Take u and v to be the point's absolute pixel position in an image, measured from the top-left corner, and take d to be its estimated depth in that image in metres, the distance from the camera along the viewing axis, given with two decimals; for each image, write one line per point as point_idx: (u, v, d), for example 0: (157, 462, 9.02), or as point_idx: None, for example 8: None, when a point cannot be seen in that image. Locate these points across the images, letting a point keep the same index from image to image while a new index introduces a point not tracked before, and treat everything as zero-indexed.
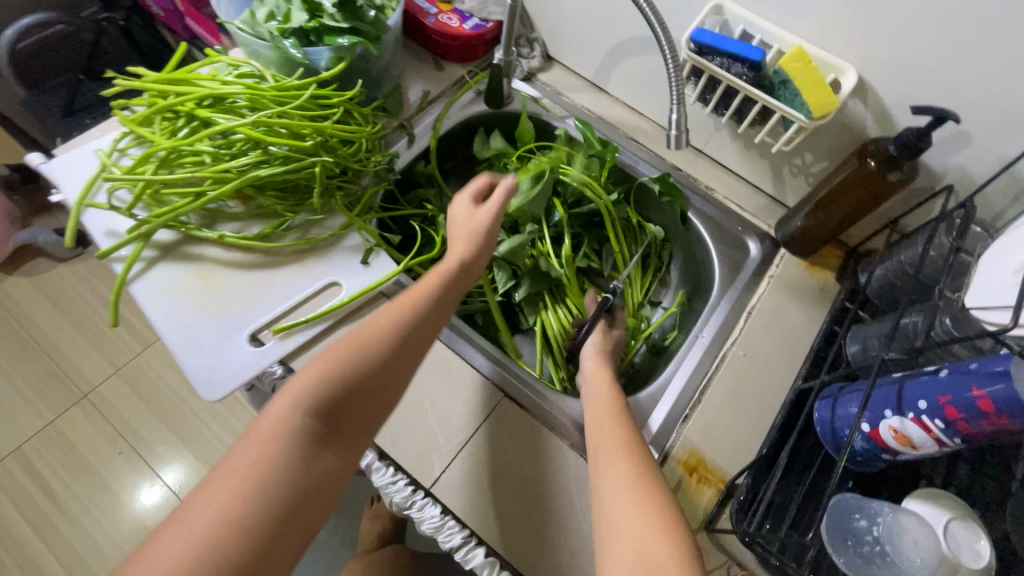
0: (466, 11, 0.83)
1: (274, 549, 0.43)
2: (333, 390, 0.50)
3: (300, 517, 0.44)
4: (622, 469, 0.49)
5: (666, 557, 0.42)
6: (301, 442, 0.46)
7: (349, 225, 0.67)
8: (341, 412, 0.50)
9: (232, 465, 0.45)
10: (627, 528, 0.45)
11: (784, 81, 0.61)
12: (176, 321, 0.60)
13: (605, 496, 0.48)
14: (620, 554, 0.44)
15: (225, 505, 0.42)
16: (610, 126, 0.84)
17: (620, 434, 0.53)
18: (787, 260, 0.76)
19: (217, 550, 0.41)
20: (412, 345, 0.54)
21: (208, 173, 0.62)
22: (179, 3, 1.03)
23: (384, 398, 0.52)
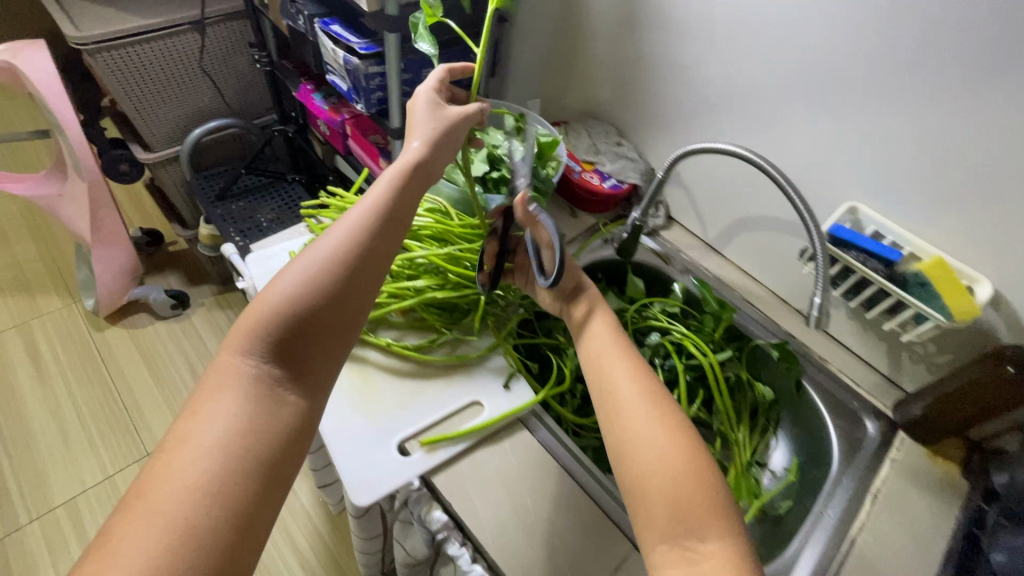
0: (607, 172, 0.96)
1: (271, 479, 0.47)
2: (282, 330, 0.52)
3: (284, 449, 0.49)
4: (649, 427, 0.54)
5: (700, 512, 0.48)
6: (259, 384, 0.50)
7: (496, 347, 0.73)
8: (292, 353, 0.53)
9: (195, 433, 0.46)
10: (658, 484, 0.50)
11: (923, 282, 0.66)
12: (334, 417, 0.64)
13: (638, 447, 0.53)
14: (655, 505, 0.50)
15: (194, 468, 0.44)
16: (728, 288, 0.90)
17: (638, 388, 0.57)
18: (908, 444, 0.76)
19: (204, 498, 0.43)
20: (361, 271, 0.57)
21: (391, 289, 0.72)
22: (349, 128, 1.21)
23: (337, 327, 0.56)
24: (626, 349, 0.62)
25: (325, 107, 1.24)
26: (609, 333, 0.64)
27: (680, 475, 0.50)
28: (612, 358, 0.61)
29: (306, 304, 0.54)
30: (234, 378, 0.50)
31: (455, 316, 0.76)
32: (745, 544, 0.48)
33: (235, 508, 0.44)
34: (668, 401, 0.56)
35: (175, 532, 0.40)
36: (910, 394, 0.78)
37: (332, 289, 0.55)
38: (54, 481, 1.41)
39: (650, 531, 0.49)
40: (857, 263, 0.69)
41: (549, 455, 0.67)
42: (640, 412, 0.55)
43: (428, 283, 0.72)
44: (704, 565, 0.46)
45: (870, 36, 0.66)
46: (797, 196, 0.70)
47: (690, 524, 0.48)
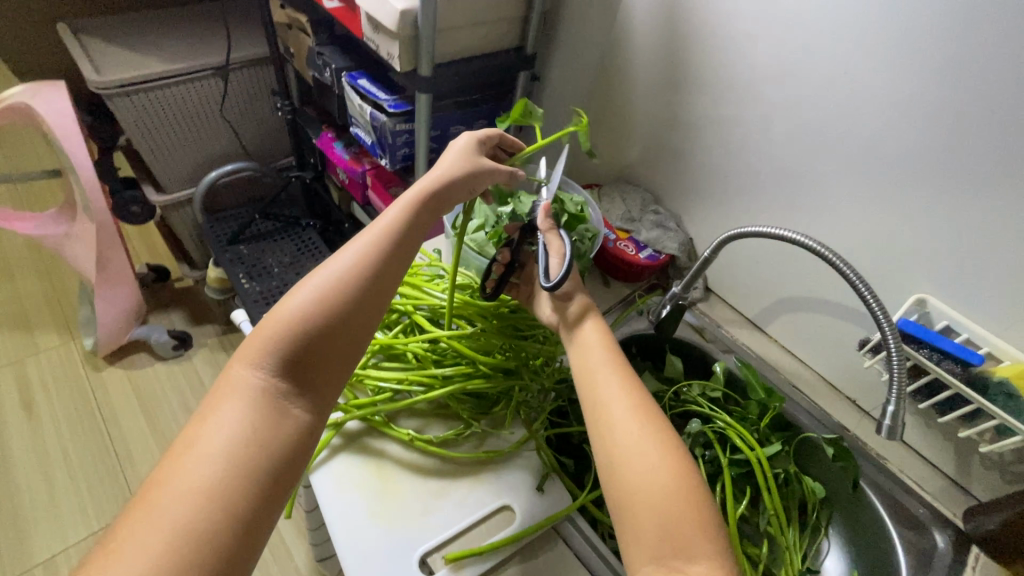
0: (642, 241, 0.91)
1: (267, 502, 0.44)
2: (294, 341, 0.51)
3: (284, 469, 0.46)
4: (642, 437, 0.50)
5: (692, 531, 0.44)
6: (263, 400, 0.48)
7: (527, 442, 0.66)
8: (303, 363, 0.51)
9: (199, 440, 0.44)
10: (647, 498, 0.46)
11: (1009, 392, 0.59)
12: (350, 527, 0.57)
13: (627, 458, 0.49)
14: (643, 528, 0.46)
15: (196, 476, 0.42)
16: (774, 371, 0.84)
17: (629, 396, 0.53)
18: (985, 562, 0.66)
19: (197, 520, 0.40)
20: (376, 288, 0.55)
21: (416, 375, 0.66)
22: (369, 178, 1.17)
23: (349, 341, 0.54)
24: (619, 356, 0.58)
25: (345, 157, 1.21)
26: (602, 339, 0.59)
27: (672, 491, 0.46)
28: (602, 361, 0.57)
29: (318, 324, 0.52)
30: (242, 388, 0.49)
31: (483, 405, 0.69)
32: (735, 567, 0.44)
33: (234, 520, 0.41)
34: (661, 415, 0.53)
35: (173, 542, 0.38)
36: (983, 503, 0.71)
37: (347, 305, 0.53)
38: (33, 537, 1.31)
39: (638, 549, 0.45)
40: (930, 362, 0.63)
41: (587, 573, 0.59)
42: (631, 423, 0.51)
43: (457, 369, 0.67)
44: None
45: (940, 121, 0.61)
46: (867, 289, 0.62)
47: (679, 544, 0.44)
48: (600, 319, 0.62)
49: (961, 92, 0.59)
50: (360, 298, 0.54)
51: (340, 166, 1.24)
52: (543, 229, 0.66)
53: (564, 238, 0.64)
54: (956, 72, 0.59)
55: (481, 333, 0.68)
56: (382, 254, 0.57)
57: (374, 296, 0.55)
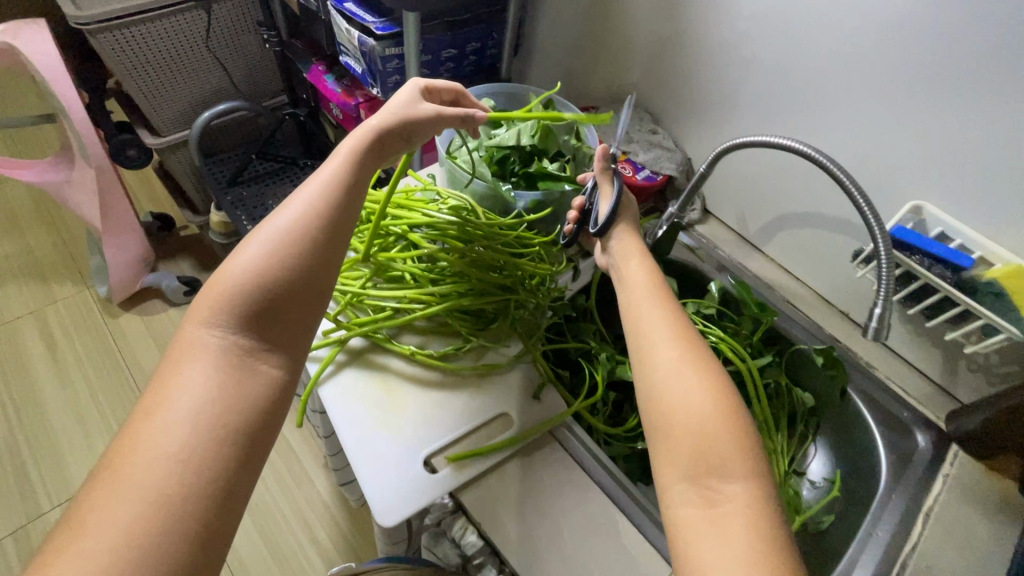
0: (639, 163, 0.90)
1: (241, 459, 0.44)
2: (250, 301, 0.49)
3: (255, 424, 0.46)
4: (680, 370, 0.49)
5: (727, 452, 0.45)
6: (225, 361, 0.47)
7: (525, 356, 0.69)
8: (263, 320, 0.50)
9: (165, 403, 0.44)
10: (685, 419, 0.47)
11: (998, 292, 0.60)
12: (358, 432, 0.61)
13: (664, 382, 0.49)
14: (676, 452, 0.46)
15: (163, 441, 0.42)
16: (768, 288, 0.85)
17: (669, 327, 0.53)
18: (963, 460, 0.71)
19: (172, 485, 0.40)
20: (330, 240, 0.53)
21: (413, 294, 0.68)
22: (364, 112, 1.15)
23: (307, 292, 0.52)
24: (662, 291, 0.58)
25: (337, 91, 1.18)
26: (646, 276, 0.59)
27: (707, 416, 0.46)
28: (645, 297, 0.57)
29: (271, 279, 0.50)
30: (202, 349, 0.47)
31: (481, 321, 0.71)
32: (771, 479, 0.45)
33: (209, 479, 0.42)
34: (701, 343, 0.52)
35: (145, 509, 0.39)
36: (966, 404, 0.73)
37: (300, 258, 0.51)
38: (72, 467, 1.41)
39: (670, 467, 0.46)
40: (921, 269, 0.64)
41: (583, 471, 0.63)
42: (669, 352, 0.51)
43: (453, 287, 0.68)
44: (726, 506, 0.42)
45: (944, 15, 0.58)
46: (864, 199, 0.61)
47: (713, 462, 0.44)
48: (648, 258, 0.62)
49: None
50: (313, 256, 0.52)
51: (333, 101, 1.22)
52: (597, 170, 0.66)
53: (615, 183, 0.66)
54: None
55: (477, 251, 0.69)
56: (334, 207, 0.54)
57: (328, 246, 0.53)
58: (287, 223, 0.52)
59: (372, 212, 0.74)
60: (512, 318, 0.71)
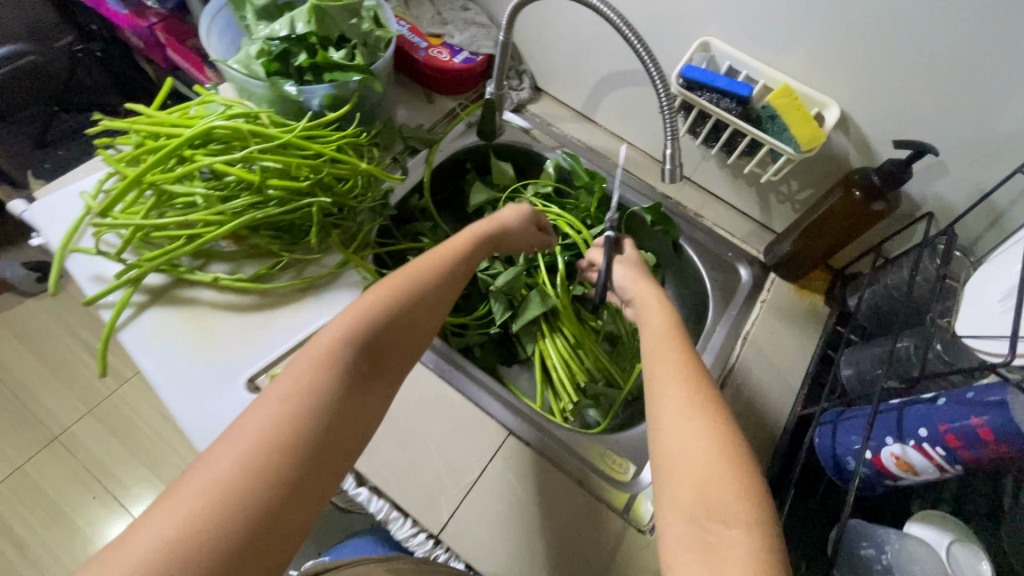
0: (456, 45, 0.84)
1: (320, 470, 0.39)
2: (375, 323, 0.47)
3: (344, 449, 0.41)
4: (688, 426, 0.45)
5: (728, 500, 0.40)
6: (350, 369, 0.44)
7: (346, 264, 0.67)
8: (380, 344, 0.47)
9: (283, 379, 0.42)
10: (689, 462, 0.43)
11: (772, 116, 0.63)
12: (171, 368, 0.58)
13: (667, 428, 0.46)
14: (680, 493, 0.42)
15: (276, 417, 0.39)
16: (599, 157, 0.86)
17: (678, 372, 0.49)
18: (778, 285, 0.78)
19: (266, 466, 0.37)
20: (438, 293, 0.53)
21: (200, 217, 0.61)
22: (158, 33, 1.01)
23: (415, 342, 0.50)
24: (676, 332, 0.55)
25: (123, 13, 1.00)
26: (663, 322, 0.57)
27: (710, 458, 0.42)
28: (657, 344, 0.54)
29: (399, 310, 0.49)
30: (329, 342, 0.45)
31: (296, 235, 0.67)
32: (780, 546, 0.38)
33: (278, 497, 0.36)
34: (712, 391, 0.48)
35: (238, 477, 0.36)
36: (778, 235, 0.79)
37: (420, 306, 0.50)
38: None
39: (672, 511, 0.41)
40: (710, 106, 0.65)
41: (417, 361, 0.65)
42: (677, 395, 0.47)
43: (244, 202, 0.61)
44: (727, 555, 0.37)
45: None
46: (637, 39, 0.60)
47: (712, 505, 0.40)
48: (673, 313, 0.58)
49: None
50: (428, 306, 0.51)
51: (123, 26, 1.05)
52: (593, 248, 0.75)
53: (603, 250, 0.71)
54: None
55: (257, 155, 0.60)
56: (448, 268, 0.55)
57: (440, 301, 0.53)
58: (419, 267, 0.52)
59: (148, 134, 0.65)
60: (326, 225, 0.66)
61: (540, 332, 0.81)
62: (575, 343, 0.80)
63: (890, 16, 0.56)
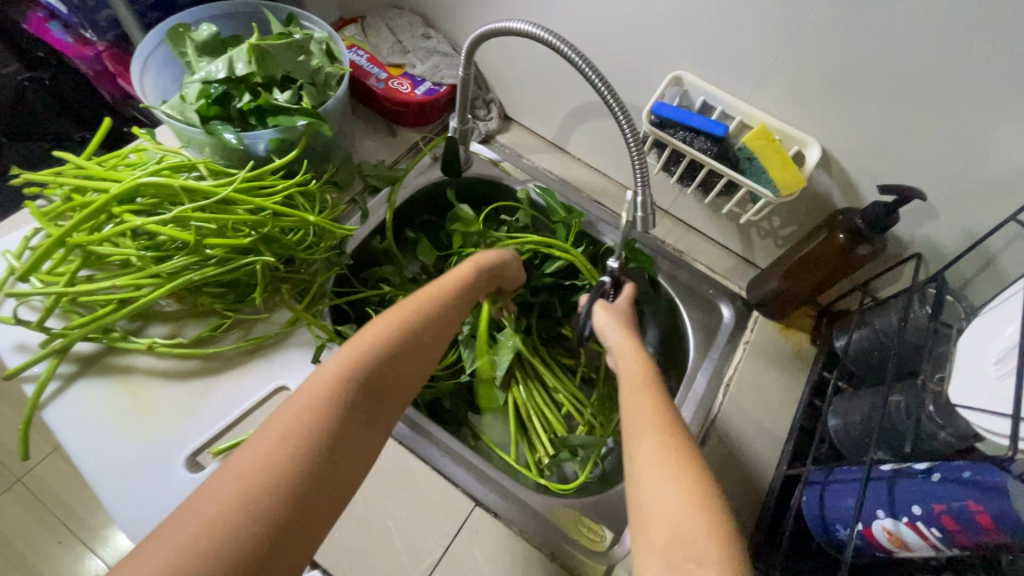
0: (418, 76, 0.79)
1: (311, 511, 0.37)
2: (377, 359, 0.46)
3: (337, 490, 0.39)
4: (659, 468, 0.45)
5: (703, 539, 0.38)
6: (351, 403, 0.43)
7: (297, 321, 0.62)
8: (381, 380, 0.46)
9: (283, 409, 0.41)
10: (662, 507, 0.42)
11: (750, 157, 0.59)
12: (100, 448, 0.53)
13: (640, 476, 0.45)
14: (654, 535, 0.40)
15: (276, 452, 0.37)
16: (573, 190, 0.82)
17: (653, 417, 0.50)
18: (761, 324, 0.74)
19: (261, 503, 0.35)
20: (439, 330, 0.53)
21: (130, 280, 0.55)
22: (106, 63, 0.95)
23: (416, 379, 0.50)
24: (651, 381, 0.56)
25: (70, 42, 0.96)
26: (638, 366, 0.58)
27: (681, 498, 0.42)
28: (635, 389, 0.55)
29: (397, 348, 0.49)
30: (332, 380, 0.43)
31: (242, 292, 0.62)
32: None
33: (270, 530, 0.35)
34: (684, 437, 0.48)
35: (232, 512, 0.34)
36: (762, 271, 0.75)
37: (416, 346, 0.50)
38: None
39: (647, 556, 0.39)
40: (683, 146, 0.60)
41: None
42: (649, 439, 0.48)
43: (180, 263, 0.56)
44: None
45: None
46: (600, 79, 0.54)
47: (688, 552, 0.38)
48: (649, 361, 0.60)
49: None
50: (422, 349, 0.51)
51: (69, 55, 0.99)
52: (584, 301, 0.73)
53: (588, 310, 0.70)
54: None
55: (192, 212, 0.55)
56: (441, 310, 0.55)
57: (439, 335, 0.53)
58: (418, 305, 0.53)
59: (74, 187, 0.60)
60: (273, 281, 0.61)
61: (513, 381, 0.77)
62: (550, 389, 0.77)
63: (868, 52, 0.52)
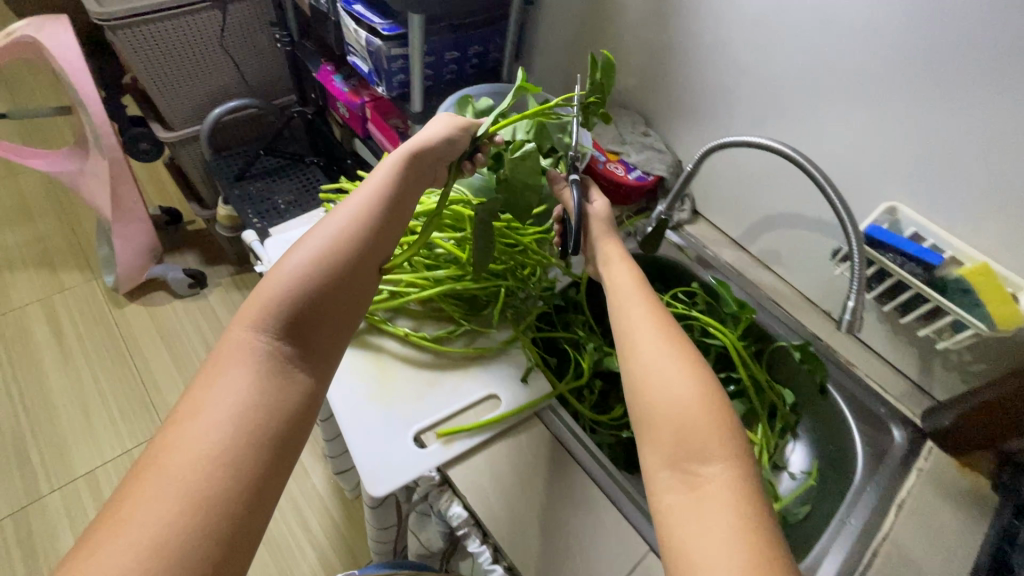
0: (632, 163, 0.94)
1: (275, 454, 0.46)
2: (290, 311, 0.52)
3: (291, 425, 0.48)
4: (667, 375, 0.52)
5: (705, 437, 0.49)
6: (268, 362, 0.50)
7: (514, 340, 0.72)
8: (294, 328, 0.53)
9: (204, 402, 0.45)
10: (664, 410, 0.51)
11: (965, 289, 0.63)
12: (354, 405, 0.64)
13: (646, 375, 0.53)
14: (659, 436, 0.50)
15: (207, 434, 0.43)
16: (752, 286, 0.88)
17: (659, 324, 0.57)
18: (936, 454, 0.73)
19: (211, 479, 0.41)
20: (368, 256, 0.58)
21: (411, 277, 0.72)
22: (369, 110, 1.20)
23: (343, 310, 0.56)
24: (648, 291, 0.62)
25: (345, 90, 1.22)
26: (631, 276, 0.63)
27: (688, 401, 0.51)
28: (632, 300, 0.61)
29: (309, 291, 0.54)
30: (244, 353, 0.50)
31: (474, 307, 0.75)
32: (752, 464, 0.48)
33: (244, 482, 0.43)
34: (679, 332, 0.57)
35: (188, 497, 0.40)
36: (942, 402, 0.76)
37: (333, 276, 0.55)
38: (75, 454, 1.42)
39: (654, 454, 0.50)
40: (893, 266, 0.67)
41: (564, 449, 0.65)
42: (655, 345, 0.55)
43: (449, 273, 0.72)
44: (705, 485, 0.46)
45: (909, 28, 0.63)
46: (836, 195, 0.65)
47: (691, 448, 0.49)
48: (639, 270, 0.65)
49: None
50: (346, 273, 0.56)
51: (340, 99, 1.25)
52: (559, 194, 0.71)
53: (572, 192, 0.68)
54: None
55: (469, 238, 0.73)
56: (366, 237, 0.58)
57: (370, 257, 0.59)
58: (331, 241, 0.56)
59: None
60: (504, 305, 0.74)
61: None
62: None
63: None
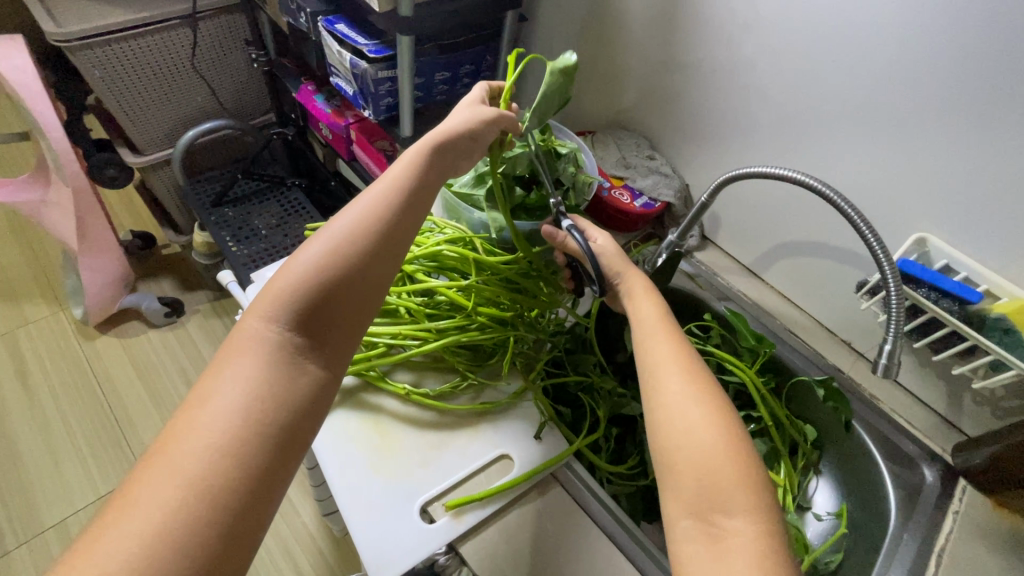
0: (637, 189, 0.89)
1: (278, 455, 0.42)
2: (306, 300, 0.48)
3: (299, 425, 0.44)
4: (693, 415, 0.46)
5: (729, 487, 0.43)
6: (280, 354, 0.46)
7: (524, 392, 0.67)
8: (311, 317, 0.48)
9: (213, 393, 0.43)
10: (688, 454, 0.45)
11: (1007, 328, 0.60)
12: (352, 477, 0.58)
13: (671, 416, 0.47)
14: (682, 482, 0.44)
15: (212, 430, 0.40)
16: (769, 316, 0.85)
17: (681, 359, 0.50)
18: (971, 496, 0.69)
19: (212, 478, 0.38)
20: (391, 239, 0.52)
21: (408, 330, 0.67)
22: (353, 132, 1.13)
23: (364, 297, 0.51)
24: (672, 322, 0.55)
25: (327, 111, 1.15)
26: (657, 310, 0.55)
27: (712, 448, 0.45)
28: (655, 329, 0.54)
29: (328, 278, 0.48)
30: (256, 343, 0.46)
31: (479, 357, 0.70)
32: (778, 523, 0.42)
33: (245, 483, 0.39)
34: (703, 368, 0.50)
35: (186, 498, 0.37)
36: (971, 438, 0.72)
37: (354, 262, 0.49)
38: (43, 504, 1.31)
39: (675, 501, 0.44)
40: (927, 301, 0.63)
41: (584, 515, 0.58)
42: (676, 381, 0.49)
43: (451, 323, 0.67)
44: (731, 542, 0.41)
45: (934, 51, 0.60)
46: (865, 223, 0.59)
47: (714, 498, 0.43)
48: (662, 301, 0.57)
49: (970, 13, 0.56)
50: (367, 259, 0.50)
51: (323, 121, 1.18)
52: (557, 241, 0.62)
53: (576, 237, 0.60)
54: (955, 6, 0.57)
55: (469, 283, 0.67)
56: (391, 218, 0.52)
57: (395, 241, 0.52)
58: (352, 222, 0.51)
59: None
60: (512, 353, 0.69)
61: None
62: None
63: None
